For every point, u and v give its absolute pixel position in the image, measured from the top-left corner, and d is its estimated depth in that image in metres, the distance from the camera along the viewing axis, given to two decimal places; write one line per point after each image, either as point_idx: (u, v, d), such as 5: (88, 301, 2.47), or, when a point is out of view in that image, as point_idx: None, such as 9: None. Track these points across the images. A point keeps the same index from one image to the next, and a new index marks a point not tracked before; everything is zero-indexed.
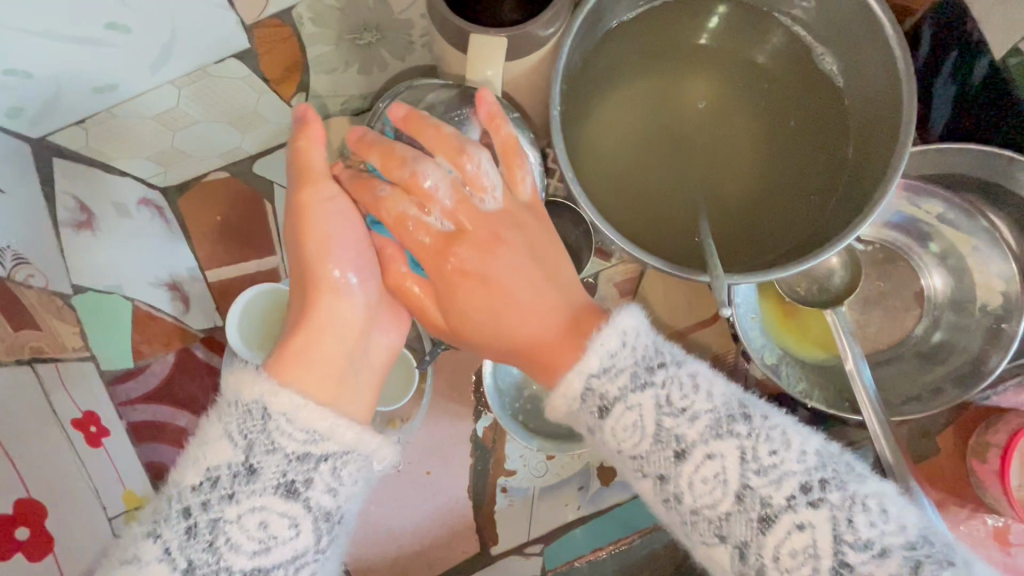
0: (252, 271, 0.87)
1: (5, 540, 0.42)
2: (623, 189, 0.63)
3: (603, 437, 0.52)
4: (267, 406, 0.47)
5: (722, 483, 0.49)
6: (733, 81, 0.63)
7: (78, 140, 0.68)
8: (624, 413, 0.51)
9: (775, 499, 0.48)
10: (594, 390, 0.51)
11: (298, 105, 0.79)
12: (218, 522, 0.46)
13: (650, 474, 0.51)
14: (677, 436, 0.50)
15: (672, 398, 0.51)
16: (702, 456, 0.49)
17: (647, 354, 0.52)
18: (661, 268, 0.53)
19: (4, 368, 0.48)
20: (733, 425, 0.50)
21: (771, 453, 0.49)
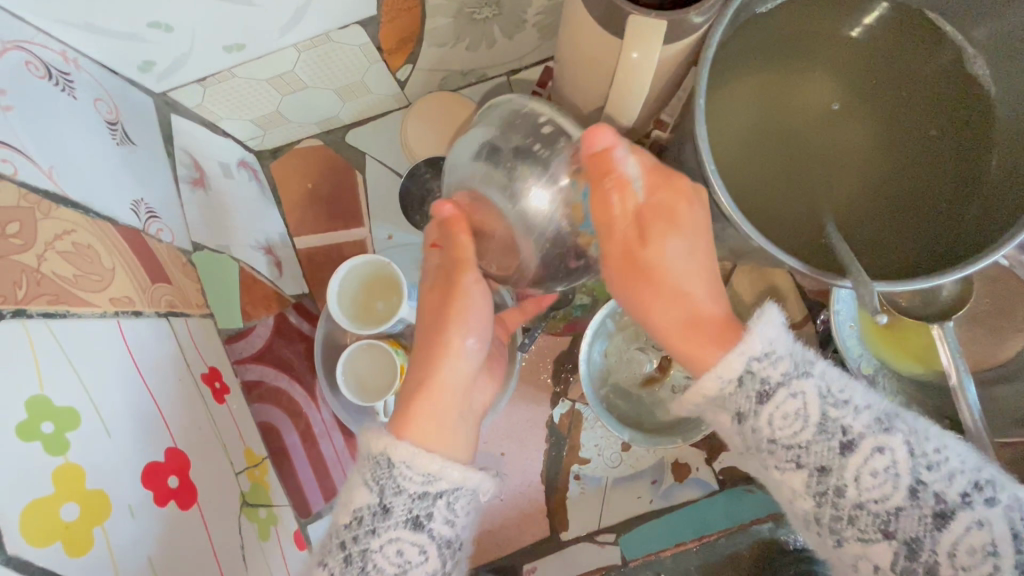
0: (338, 242, 0.86)
1: (161, 487, 0.42)
2: (747, 184, 0.62)
3: (755, 425, 0.48)
4: (391, 456, 0.48)
5: (893, 477, 0.46)
6: (870, 86, 0.62)
7: (195, 99, 0.68)
8: (785, 400, 0.47)
9: (949, 494, 0.45)
10: (756, 374, 0.47)
11: (402, 77, 0.78)
12: (367, 551, 0.47)
13: (807, 465, 0.47)
14: (842, 427, 0.47)
15: (833, 388, 0.48)
16: (872, 449, 0.46)
17: (801, 351, 0.49)
18: (798, 268, 0.53)
19: (146, 318, 0.49)
20: (895, 421, 0.47)
21: (935, 448, 0.46)
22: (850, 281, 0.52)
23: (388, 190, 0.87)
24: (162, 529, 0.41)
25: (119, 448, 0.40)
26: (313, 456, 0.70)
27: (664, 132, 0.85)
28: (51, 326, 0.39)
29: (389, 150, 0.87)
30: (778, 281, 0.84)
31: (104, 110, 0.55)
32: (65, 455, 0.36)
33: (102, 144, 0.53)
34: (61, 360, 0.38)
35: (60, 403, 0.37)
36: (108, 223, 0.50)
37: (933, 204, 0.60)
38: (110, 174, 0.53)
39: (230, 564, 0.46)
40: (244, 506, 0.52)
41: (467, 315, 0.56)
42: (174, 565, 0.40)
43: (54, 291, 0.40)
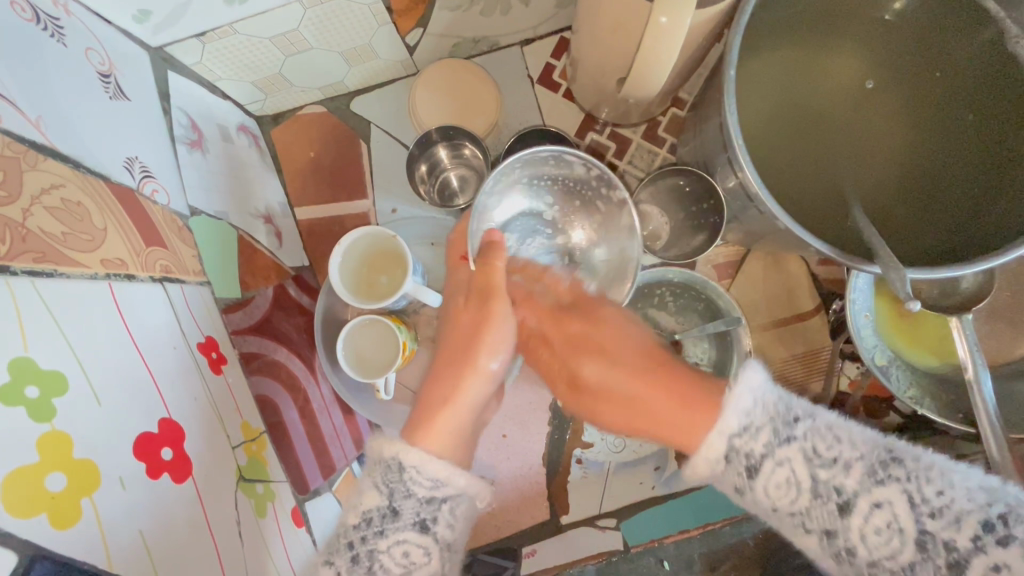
0: (341, 214, 0.83)
1: (153, 459, 0.40)
2: (769, 167, 0.61)
3: (754, 498, 0.46)
4: (401, 461, 0.45)
5: (896, 530, 0.41)
6: (897, 58, 0.58)
7: (194, 55, 0.64)
8: (773, 471, 0.44)
9: (959, 541, 0.39)
10: (739, 450, 0.45)
11: (412, 42, 0.75)
12: (373, 552, 0.44)
13: (814, 530, 0.44)
14: (836, 488, 0.43)
15: (818, 448, 0.44)
16: (869, 507, 0.42)
17: (783, 409, 0.45)
18: (825, 251, 0.52)
19: (140, 282, 0.47)
20: (890, 468, 0.42)
21: (938, 492, 0.40)
22: (877, 266, 0.50)
23: (393, 161, 0.83)
24: (155, 504, 0.39)
25: (110, 417, 0.38)
26: (309, 431, 0.68)
27: (682, 110, 0.82)
28: (37, 285, 0.36)
29: (395, 119, 0.83)
30: (792, 268, 0.82)
31: (97, 60, 0.51)
32: (51, 422, 0.34)
33: (93, 98, 0.49)
34: (48, 321, 0.36)
35: (47, 366, 0.35)
36: (100, 180, 0.47)
37: (978, 189, 0.56)
38: (103, 130, 0.50)
39: (226, 541, 0.45)
40: (241, 481, 0.50)
41: (495, 342, 0.56)
42: (166, 543, 0.38)
43: (41, 248, 0.38)
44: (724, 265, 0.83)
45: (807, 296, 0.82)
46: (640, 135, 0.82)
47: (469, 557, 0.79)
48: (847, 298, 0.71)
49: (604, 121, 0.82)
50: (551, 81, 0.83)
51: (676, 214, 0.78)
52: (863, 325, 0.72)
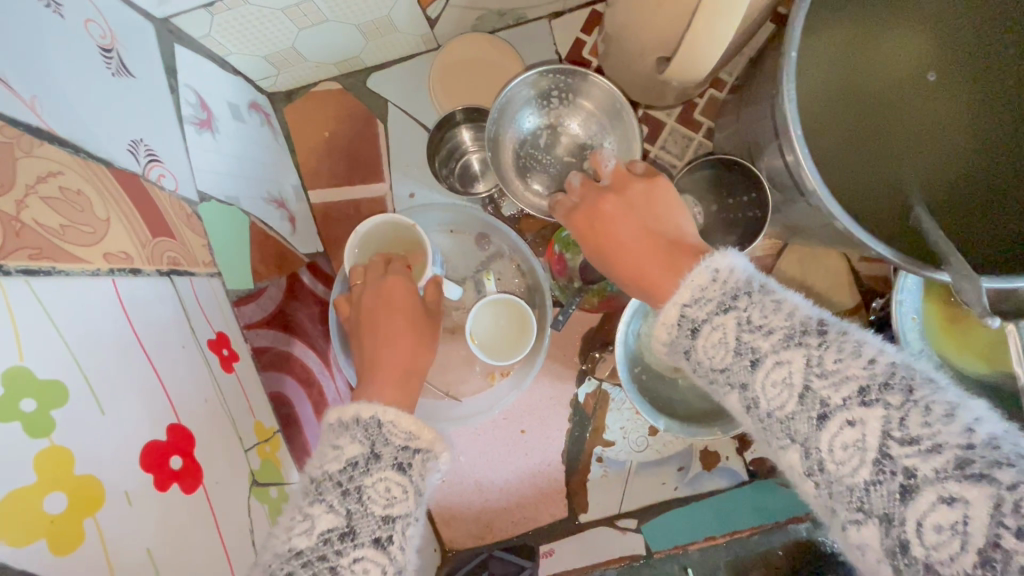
0: (356, 197, 0.79)
1: (162, 470, 0.38)
2: (824, 157, 0.56)
3: (698, 364, 0.41)
4: (377, 418, 0.44)
5: (790, 386, 0.36)
6: (972, 36, 0.53)
7: (203, 28, 0.59)
8: (716, 330, 0.39)
9: (834, 398, 0.34)
10: (695, 303, 0.41)
11: (433, 14, 0.70)
12: (360, 489, 0.40)
13: (736, 385, 0.38)
14: (754, 348, 0.38)
15: (754, 317, 0.38)
16: (775, 370, 0.36)
17: (739, 281, 0.41)
18: (888, 255, 0.47)
19: (146, 277, 0.44)
20: (806, 333, 0.37)
21: (838, 360, 0.35)
22: (948, 274, 0.46)
23: (412, 143, 0.79)
24: (164, 518, 0.37)
25: (115, 428, 0.36)
26: (323, 425, 0.66)
27: (721, 92, 0.76)
28: (33, 286, 0.33)
29: (414, 97, 0.79)
30: (833, 264, 0.77)
31: (98, 33, 0.47)
32: (49, 438, 0.31)
33: (93, 76, 0.45)
34: (47, 325, 0.33)
35: (45, 375, 0.32)
36: (103, 166, 0.43)
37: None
38: (105, 110, 0.46)
39: (239, 550, 0.43)
40: (255, 486, 0.48)
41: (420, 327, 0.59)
42: (175, 560, 0.36)
43: (37, 244, 0.34)
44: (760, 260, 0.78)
45: (845, 293, 0.77)
46: (675, 119, 0.77)
47: (485, 553, 0.76)
48: (893, 298, 0.67)
49: (636, 103, 0.76)
50: (581, 58, 0.78)
51: None
52: (910, 328, 0.68)
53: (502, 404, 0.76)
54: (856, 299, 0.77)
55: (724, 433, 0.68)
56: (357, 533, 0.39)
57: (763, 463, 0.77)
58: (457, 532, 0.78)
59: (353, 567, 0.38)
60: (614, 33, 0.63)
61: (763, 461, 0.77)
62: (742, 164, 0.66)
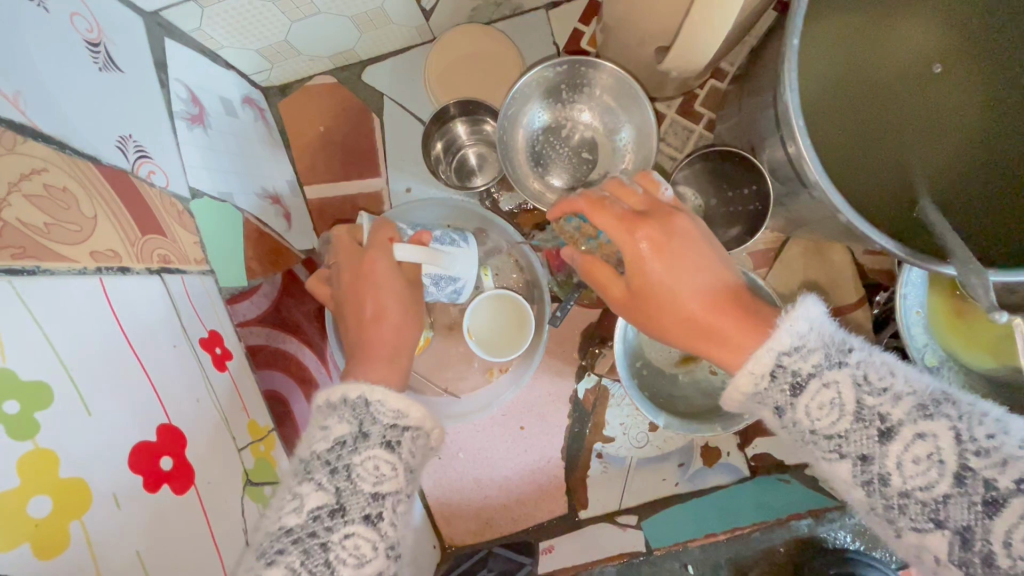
0: (354, 192, 0.78)
1: (151, 470, 0.37)
2: (827, 150, 0.55)
3: (793, 420, 0.41)
4: (366, 400, 0.43)
5: (937, 463, 0.36)
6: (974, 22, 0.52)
7: (193, 21, 0.58)
8: (818, 391, 0.40)
9: (1001, 482, 0.34)
10: (787, 366, 0.41)
11: (428, 5, 0.69)
12: (349, 467, 0.40)
13: (849, 454, 0.39)
14: (880, 414, 0.38)
15: (870, 375, 0.39)
16: (912, 436, 0.37)
17: (835, 337, 0.42)
18: (891, 249, 0.46)
19: (135, 275, 0.43)
20: (942, 405, 0.37)
21: (990, 434, 0.36)
22: (953, 267, 0.45)
23: (409, 137, 0.78)
24: (152, 519, 0.36)
25: (102, 429, 0.35)
26: None
27: (722, 82, 0.75)
28: (16, 286, 0.32)
29: (410, 90, 0.78)
30: (837, 257, 0.76)
31: (85, 27, 0.46)
32: (33, 439, 0.31)
33: (80, 71, 0.45)
34: (31, 325, 0.33)
35: (28, 376, 0.31)
36: (90, 163, 0.43)
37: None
38: (92, 105, 0.45)
39: (232, 552, 0.42)
40: (248, 485, 0.48)
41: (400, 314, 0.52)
42: (164, 562, 0.36)
43: (20, 242, 0.34)
44: (760, 254, 0.77)
45: (850, 287, 0.76)
46: (675, 110, 0.76)
47: (485, 551, 0.76)
48: (898, 293, 0.66)
49: None
50: (579, 49, 0.76)
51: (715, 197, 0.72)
52: (914, 322, 0.67)
53: (502, 401, 0.75)
54: (860, 293, 0.76)
55: (724, 429, 0.66)
56: (347, 508, 0.39)
57: (765, 459, 0.76)
58: (457, 529, 0.78)
59: (344, 542, 0.38)
60: (611, 23, 0.62)
61: (766, 456, 0.76)
62: (744, 155, 0.65)
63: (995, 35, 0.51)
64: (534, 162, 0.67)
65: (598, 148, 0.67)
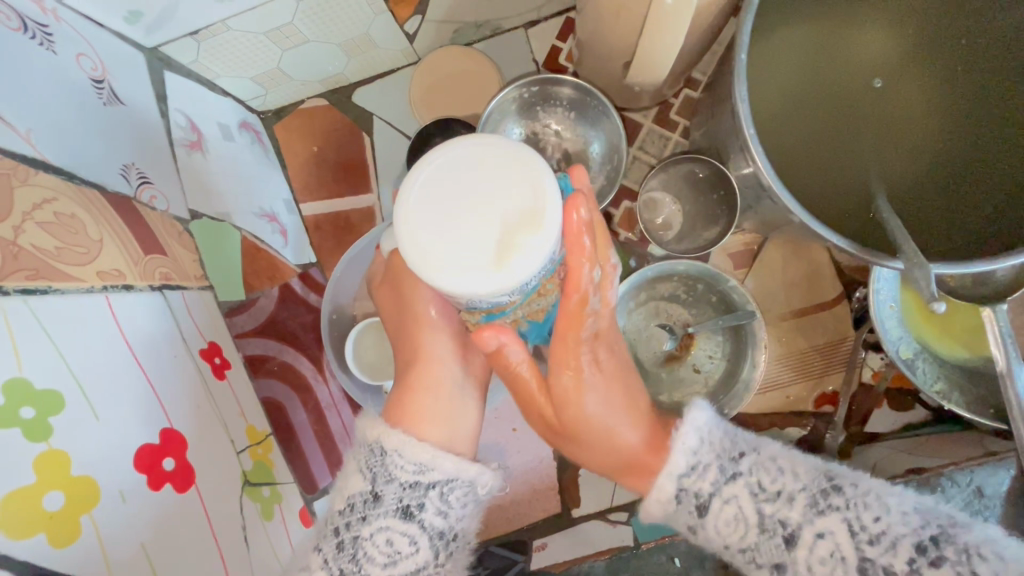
0: (347, 208, 0.80)
1: (155, 470, 0.41)
2: (788, 157, 0.58)
3: (706, 535, 0.48)
4: (383, 445, 0.46)
5: (841, 561, 0.42)
6: (918, 31, 0.55)
7: (190, 55, 0.62)
8: (722, 508, 0.47)
9: (897, 566, 0.41)
10: (688, 488, 0.48)
11: (411, 30, 0.72)
12: (358, 539, 0.44)
13: (765, 565, 0.46)
14: (782, 521, 0.45)
15: (763, 482, 0.46)
16: (813, 537, 0.44)
17: (726, 445, 0.49)
18: (847, 247, 0.49)
19: (138, 292, 0.47)
20: (830, 497, 0.44)
21: (874, 517, 0.43)
22: (901, 262, 0.48)
23: (398, 154, 0.81)
24: (156, 515, 0.40)
25: (109, 433, 0.39)
26: (320, 432, 0.72)
27: (695, 91, 0.78)
28: (31, 304, 0.36)
29: (397, 109, 0.81)
30: (817, 255, 0.78)
31: (90, 66, 0.50)
32: (47, 442, 0.34)
33: (86, 107, 0.48)
34: (45, 342, 0.36)
35: (42, 385, 0.35)
36: (95, 191, 0.47)
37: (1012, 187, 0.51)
38: (97, 138, 0.49)
39: (230, 545, 0.46)
40: (246, 486, 0.52)
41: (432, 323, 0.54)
42: (169, 554, 0.39)
43: (33, 265, 0.37)
44: (740, 254, 0.79)
45: (832, 283, 0.77)
46: (651, 119, 0.78)
47: (481, 549, 0.79)
48: (871, 288, 0.67)
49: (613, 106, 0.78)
50: (557, 65, 0.80)
51: (689, 201, 0.75)
52: (888, 316, 0.68)
53: (492, 403, 0.77)
54: (840, 290, 0.77)
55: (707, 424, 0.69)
56: None
57: None
58: None
59: None
60: (581, 40, 0.65)
61: None
62: (713, 161, 0.69)
63: (933, 48, 0.55)
64: None
65: (572, 156, 0.72)
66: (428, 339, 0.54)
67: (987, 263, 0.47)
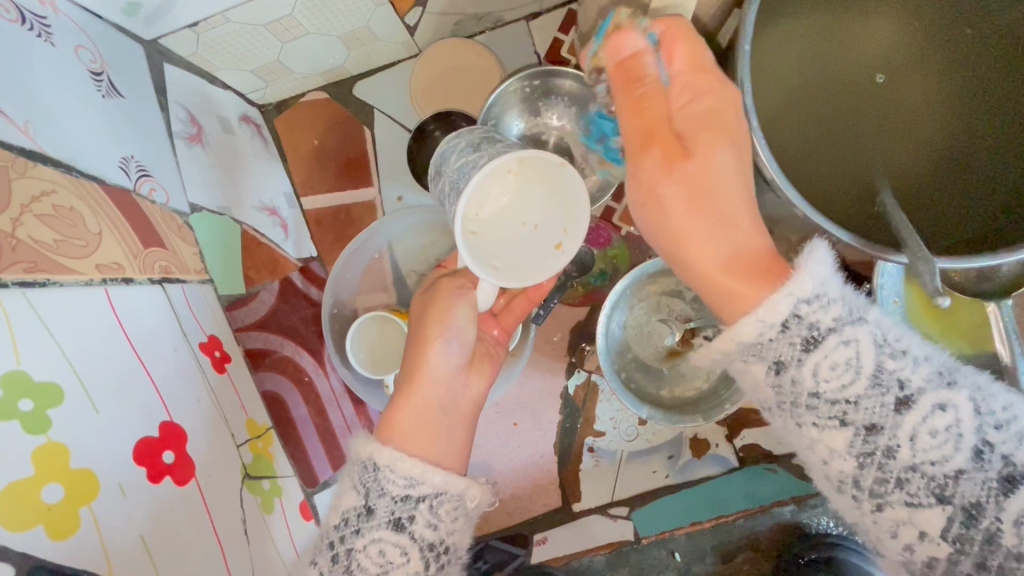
0: (347, 203, 0.80)
1: (155, 463, 0.41)
2: (790, 151, 0.58)
3: (796, 378, 0.41)
4: (375, 460, 0.46)
5: (955, 437, 0.39)
6: (923, 24, 0.55)
7: (189, 48, 0.61)
8: (836, 349, 0.40)
9: (1019, 458, 0.38)
10: (803, 319, 0.40)
11: (411, 22, 0.72)
12: (352, 551, 0.45)
13: (853, 423, 0.40)
14: (900, 381, 0.39)
15: (890, 336, 0.41)
16: (931, 407, 0.39)
17: (852, 296, 0.42)
18: (848, 241, 0.48)
19: (138, 285, 0.47)
20: (958, 375, 0.40)
21: (1003, 407, 0.40)
22: (905, 257, 0.48)
23: (398, 147, 0.81)
24: (156, 507, 0.40)
25: (108, 427, 0.39)
26: (320, 426, 0.72)
27: None
28: (30, 297, 0.36)
29: (398, 102, 0.80)
30: (821, 250, 0.77)
31: (88, 58, 0.50)
32: (46, 434, 0.34)
33: (86, 99, 0.48)
34: (44, 335, 0.36)
35: (42, 378, 0.35)
36: (95, 184, 0.46)
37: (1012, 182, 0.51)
38: (96, 130, 0.49)
39: (230, 537, 0.46)
40: (246, 479, 0.53)
41: (445, 307, 0.53)
42: (169, 546, 0.39)
43: (32, 258, 0.37)
44: None
45: (836, 278, 0.77)
46: None
47: (481, 543, 0.79)
48: (874, 285, 0.66)
49: None
50: (559, 58, 0.79)
51: None
52: (891, 311, 0.67)
53: (494, 397, 0.77)
54: (843, 285, 0.77)
55: (706, 420, 0.70)
56: None
57: (753, 449, 0.78)
58: None
59: None
60: (583, 32, 0.64)
61: (755, 447, 0.77)
62: None
63: (937, 40, 0.54)
64: None
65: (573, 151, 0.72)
66: (435, 337, 0.52)
67: (988, 260, 0.46)
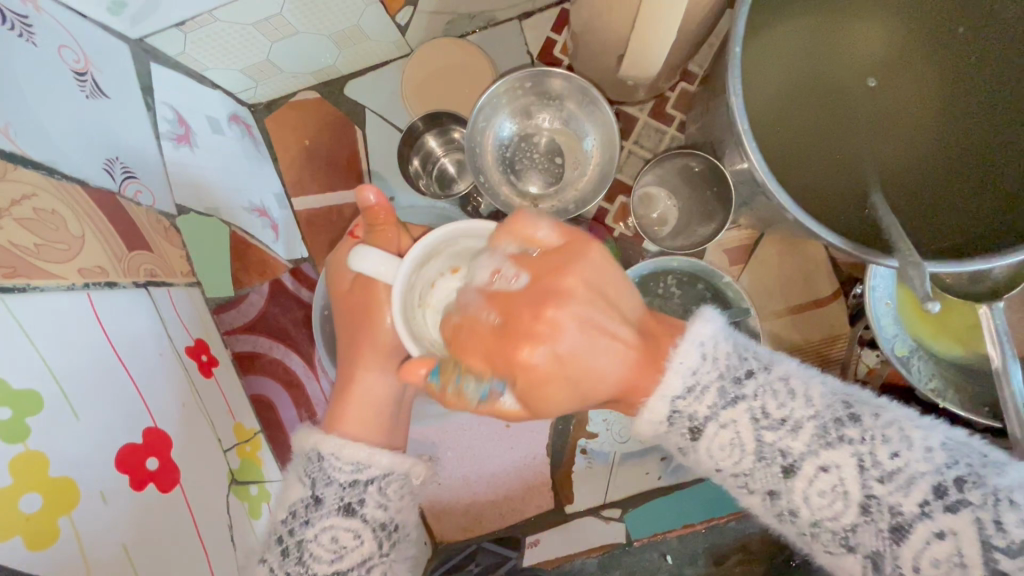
0: (338, 203, 0.80)
1: (138, 470, 0.40)
2: (783, 153, 0.57)
3: (697, 457, 0.45)
4: (320, 450, 0.48)
5: (841, 495, 0.41)
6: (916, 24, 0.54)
7: (176, 47, 0.60)
8: (717, 432, 0.43)
9: (906, 506, 0.39)
10: (683, 412, 0.44)
11: (402, 21, 0.71)
12: (303, 542, 0.45)
13: (757, 491, 0.44)
14: (783, 451, 0.42)
15: (768, 408, 0.43)
16: (815, 471, 0.41)
17: (733, 363, 0.44)
18: (842, 246, 0.48)
19: (122, 289, 0.46)
20: (841, 429, 0.41)
21: (892, 454, 0.40)
22: (896, 260, 0.48)
23: (390, 147, 0.80)
24: (137, 515, 0.39)
25: (89, 434, 0.38)
26: (309, 428, 0.71)
27: (692, 84, 0.77)
28: (8, 303, 0.35)
29: (390, 101, 0.80)
30: (814, 251, 0.77)
31: (72, 58, 0.49)
32: (24, 443, 0.34)
33: (69, 100, 0.47)
34: (22, 341, 0.35)
35: (21, 386, 0.34)
36: (78, 186, 0.46)
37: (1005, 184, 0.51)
38: (80, 131, 0.48)
39: (215, 544, 0.46)
40: (233, 484, 0.52)
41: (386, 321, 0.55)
42: (151, 555, 0.39)
43: (11, 263, 0.36)
44: (735, 250, 0.78)
45: (829, 279, 0.77)
46: (647, 112, 0.77)
47: (474, 545, 0.78)
48: (866, 285, 0.66)
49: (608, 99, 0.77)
50: (551, 57, 0.79)
51: (684, 196, 0.75)
52: (883, 313, 0.67)
53: None
54: (837, 286, 0.77)
55: None
56: None
57: None
58: (445, 526, 0.79)
59: None
60: (575, 32, 0.64)
61: None
62: (708, 156, 0.68)
63: (931, 39, 0.54)
64: (509, 168, 0.71)
65: (564, 151, 0.72)
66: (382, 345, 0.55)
67: (982, 262, 0.46)
